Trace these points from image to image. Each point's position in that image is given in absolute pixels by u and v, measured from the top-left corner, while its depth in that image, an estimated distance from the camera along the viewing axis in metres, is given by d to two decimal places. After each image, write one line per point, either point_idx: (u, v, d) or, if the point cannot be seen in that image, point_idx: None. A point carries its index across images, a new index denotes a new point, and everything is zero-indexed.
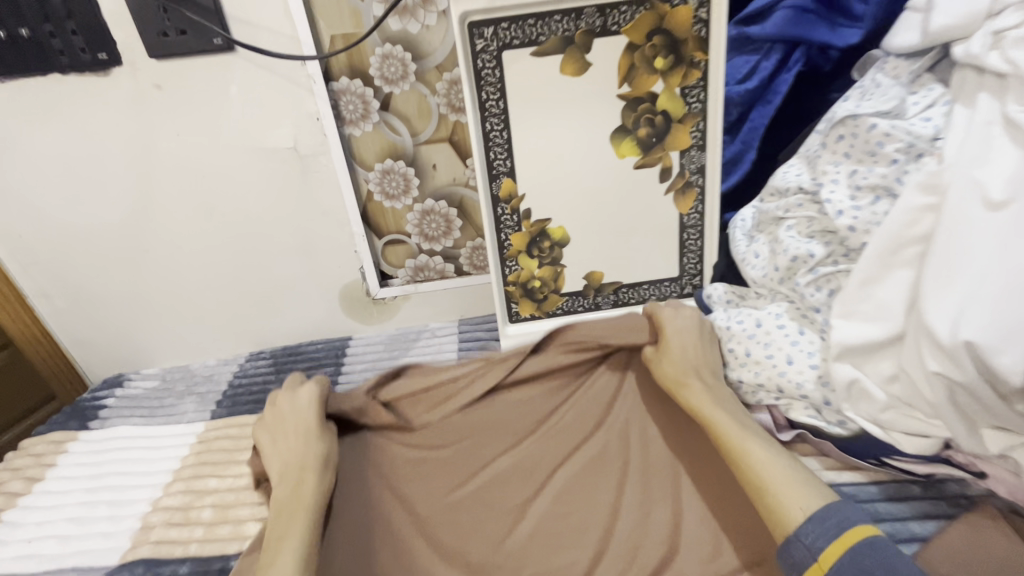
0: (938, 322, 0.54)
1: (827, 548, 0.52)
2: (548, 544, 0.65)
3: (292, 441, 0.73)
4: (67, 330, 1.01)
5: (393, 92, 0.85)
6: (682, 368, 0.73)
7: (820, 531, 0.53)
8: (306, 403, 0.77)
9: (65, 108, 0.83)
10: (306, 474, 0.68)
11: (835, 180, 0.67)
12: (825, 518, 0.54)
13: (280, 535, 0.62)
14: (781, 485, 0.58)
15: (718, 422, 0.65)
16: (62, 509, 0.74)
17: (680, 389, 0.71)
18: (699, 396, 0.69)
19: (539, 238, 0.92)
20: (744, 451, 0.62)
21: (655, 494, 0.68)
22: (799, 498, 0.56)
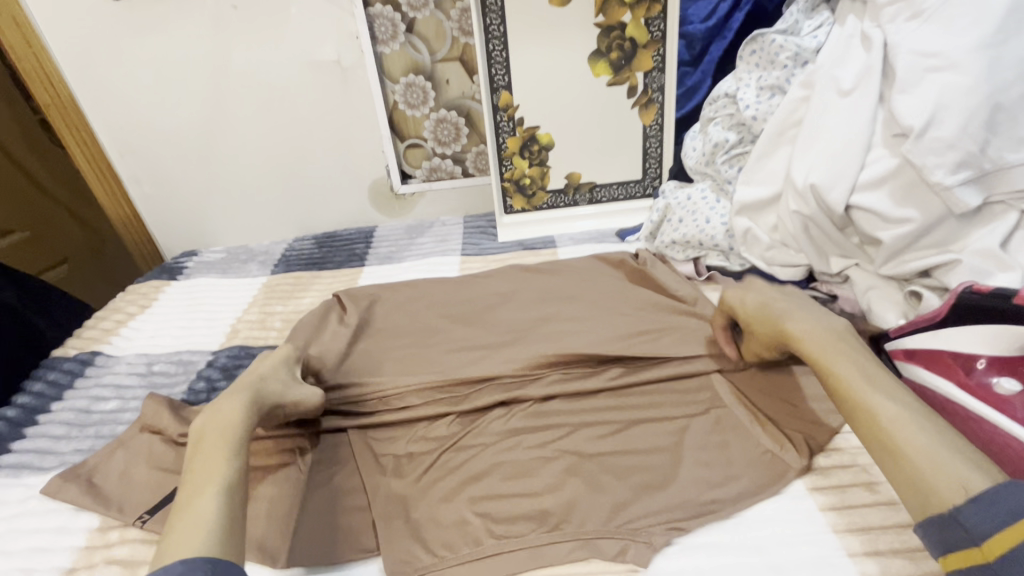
0: (797, 175, 0.78)
1: (995, 533, 0.41)
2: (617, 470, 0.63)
3: (240, 385, 0.69)
4: (151, 211, 1.27)
5: (416, 17, 1.07)
6: (781, 312, 0.67)
7: (980, 509, 0.42)
8: (273, 354, 0.74)
9: (161, 23, 1.06)
10: (228, 405, 0.64)
11: (748, 84, 0.90)
12: (996, 497, 0.42)
13: (198, 471, 0.57)
14: (923, 451, 0.48)
15: (839, 370, 0.58)
16: (171, 321, 1.00)
17: (788, 335, 0.64)
18: (806, 347, 0.62)
19: (530, 142, 1.15)
20: (866, 410, 0.53)
21: (728, 428, 0.66)
22: (936, 463, 0.47)
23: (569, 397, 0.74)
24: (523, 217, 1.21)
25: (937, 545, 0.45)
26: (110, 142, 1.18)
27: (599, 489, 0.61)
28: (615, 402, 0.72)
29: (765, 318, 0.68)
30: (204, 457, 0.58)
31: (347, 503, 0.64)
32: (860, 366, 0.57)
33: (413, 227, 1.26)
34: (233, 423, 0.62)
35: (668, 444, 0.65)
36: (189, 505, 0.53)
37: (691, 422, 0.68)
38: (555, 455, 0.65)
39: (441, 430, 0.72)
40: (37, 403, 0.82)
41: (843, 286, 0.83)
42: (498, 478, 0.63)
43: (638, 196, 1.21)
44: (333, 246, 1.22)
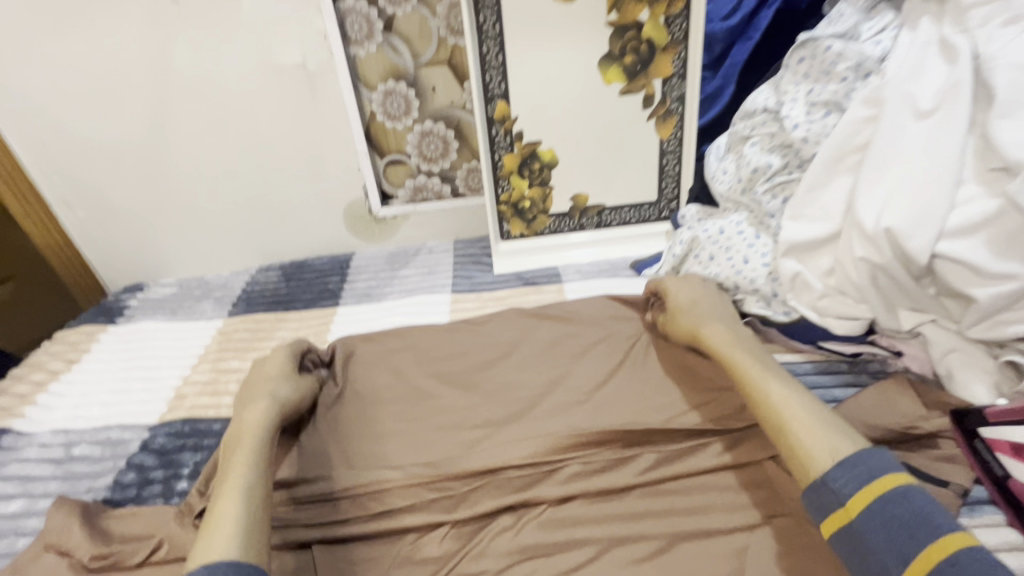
0: (866, 215, 0.64)
1: (857, 493, 0.47)
2: None
3: (260, 379, 0.70)
4: (87, 238, 1.09)
5: (396, 13, 0.91)
6: (699, 317, 0.71)
7: (847, 474, 0.49)
8: (273, 355, 0.73)
9: (87, 19, 0.88)
10: (254, 407, 0.64)
11: (794, 98, 0.75)
12: (856, 461, 0.49)
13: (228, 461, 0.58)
14: (805, 430, 0.54)
15: (740, 365, 0.63)
16: (102, 383, 0.83)
17: (702, 336, 0.69)
18: (716, 337, 0.67)
19: (530, 160, 1.00)
20: (762, 390, 0.59)
21: (794, 548, 0.53)
22: (817, 439, 0.53)
23: (590, 497, 0.60)
24: (522, 244, 1.05)
25: (815, 512, 0.50)
26: (33, 160, 1.00)
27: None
28: (651, 508, 0.58)
29: (683, 322, 0.72)
30: (228, 460, 0.58)
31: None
32: (758, 364, 0.63)
33: (395, 255, 1.10)
34: (261, 422, 0.62)
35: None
36: (221, 504, 0.52)
37: (750, 539, 0.54)
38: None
39: (432, 547, 0.58)
40: None
41: (909, 341, 0.70)
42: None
43: (652, 219, 1.06)
44: (303, 279, 1.06)
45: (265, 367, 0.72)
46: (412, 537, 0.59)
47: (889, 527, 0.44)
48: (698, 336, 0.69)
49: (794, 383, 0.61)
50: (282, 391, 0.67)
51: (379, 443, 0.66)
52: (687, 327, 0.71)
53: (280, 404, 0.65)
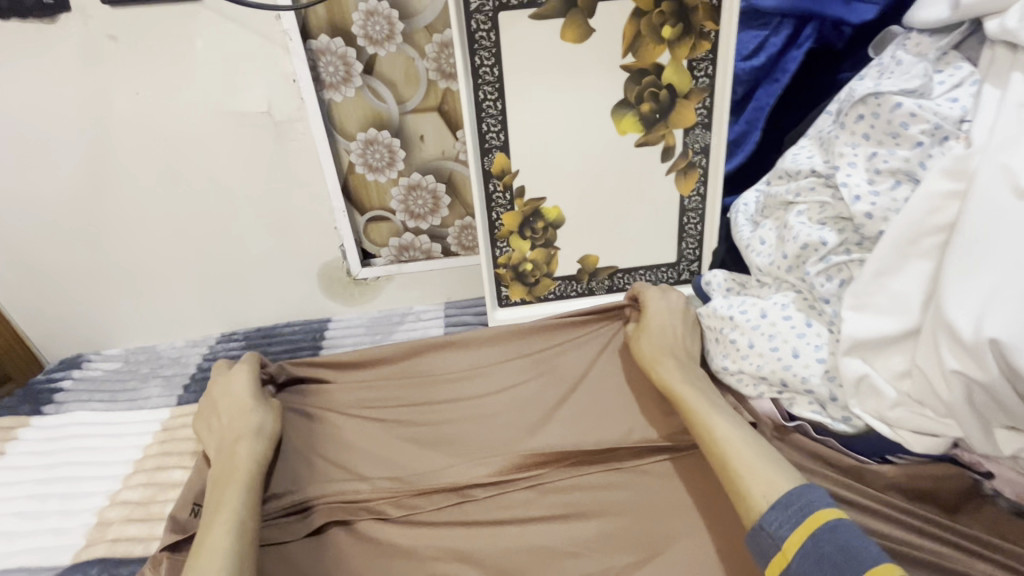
0: (961, 318, 0.51)
1: (791, 535, 0.50)
2: None
3: (226, 417, 0.70)
4: (18, 306, 0.94)
5: (378, 54, 0.78)
6: (658, 347, 0.72)
7: (780, 514, 0.51)
8: (239, 383, 0.73)
9: (9, 61, 0.74)
10: (239, 446, 0.66)
11: (852, 163, 0.63)
12: (787, 502, 0.52)
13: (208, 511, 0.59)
14: (743, 466, 0.57)
15: (689, 399, 0.65)
16: (14, 501, 0.69)
17: (656, 369, 0.70)
18: (672, 374, 0.69)
19: (532, 218, 0.87)
20: (708, 429, 0.61)
21: None
22: (755, 477, 0.55)
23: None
24: (523, 311, 0.92)
25: (758, 556, 0.52)
26: None
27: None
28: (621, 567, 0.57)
29: (642, 350, 0.73)
30: (215, 500, 0.60)
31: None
32: (706, 398, 0.65)
33: (377, 322, 0.96)
34: (245, 463, 0.64)
35: None
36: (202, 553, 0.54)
37: None
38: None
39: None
40: None
41: (1002, 461, 0.56)
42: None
43: (671, 282, 0.93)
44: (269, 353, 0.92)
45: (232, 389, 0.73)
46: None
47: (822, 565, 0.47)
48: (651, 367, 0.70)
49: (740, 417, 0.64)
50: (254, 418, 0.69)
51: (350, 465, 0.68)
52: (645, 355, 0.72)
53: (264, 444, 0.67)
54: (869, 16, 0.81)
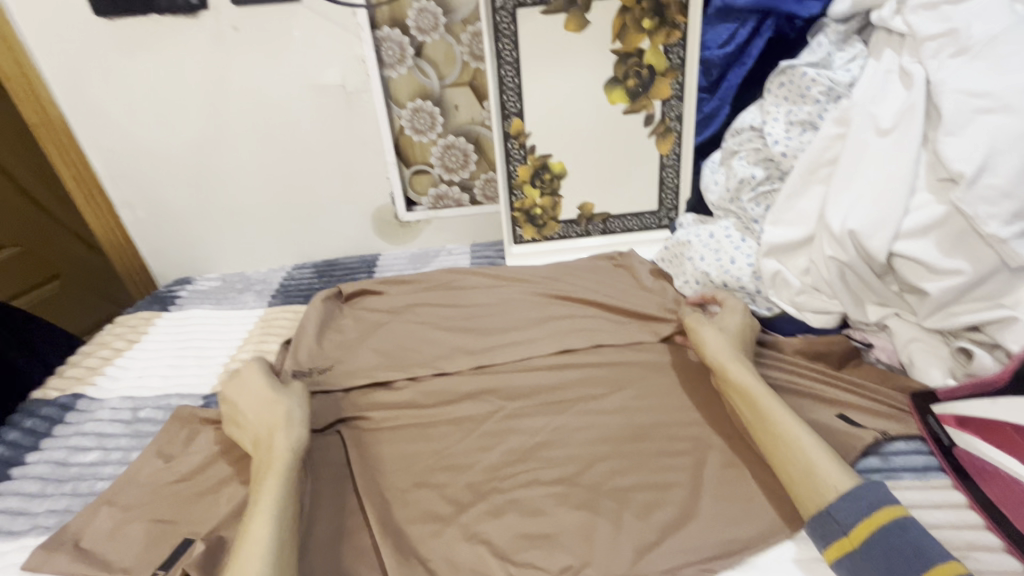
0: (834, 218, 0.73)
1: (858, 525, 0.54)
2: (616, 497, 0.63)
3: (256, 413, 0.71)
4: (144, 236, 1.22)
5: (425, 41, 1.03)
6: (732, 347, 0.74)
7: (848, 505, 0.55)
8: (252, 381, 0.75)
9: (158, 45, 1.01)
10: (276, 435, 0.67)
11: (775, 118, 0.85)
12: (859, 494, 0.55)
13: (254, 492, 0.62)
14: (822, 463, 0.59)
15: (766, 398, 0.66)
16: (161, 359, 0.94)
17: (728, 365, 0.72)
18: (747, 373, 0.70)
19: (541, 171, 1.10)
20: (787, 427, 0.63)
21: (748, 481, 0.63)
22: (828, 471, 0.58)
23: (586, 448, 0.69)
24: (534, 247, 1.16)
25: (818, 539, 0.55)
26: (103, 166, 1.13)
27: (620, 540, 0.58)
28: (595, 395, 0.77)
29: (713, 354, 0.74)
30: (257, 490, 0.61)
31: (352, 545, 0.61)
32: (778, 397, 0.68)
33: (417, 255, 1.20)
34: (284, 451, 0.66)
35: (686, 480, 0.64)
36: (246, 537, 0.56)
37: (705, 456, 0.67)
38: (572, 509, 0.62)
39: (424, 403, 0.78)
40: (9, 456, 0.76)
41: (879, 334, 0.78)
42: (512, 531, 0.60)
43: (653, 227, 1.16)
44: (334, 276, 1.16)
45: (244, 385, 0.75)
46: (414, 400, 0.79)
47: (889, 556, 0.51)
48: (723, 369, 0.72)
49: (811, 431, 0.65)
50: (269, 402, 0.71)
51: (395, 330, 0.92)
52: (717, 357, 0.73)
53: (299, 429, 0.69)
54: (817, 11, 0.94)
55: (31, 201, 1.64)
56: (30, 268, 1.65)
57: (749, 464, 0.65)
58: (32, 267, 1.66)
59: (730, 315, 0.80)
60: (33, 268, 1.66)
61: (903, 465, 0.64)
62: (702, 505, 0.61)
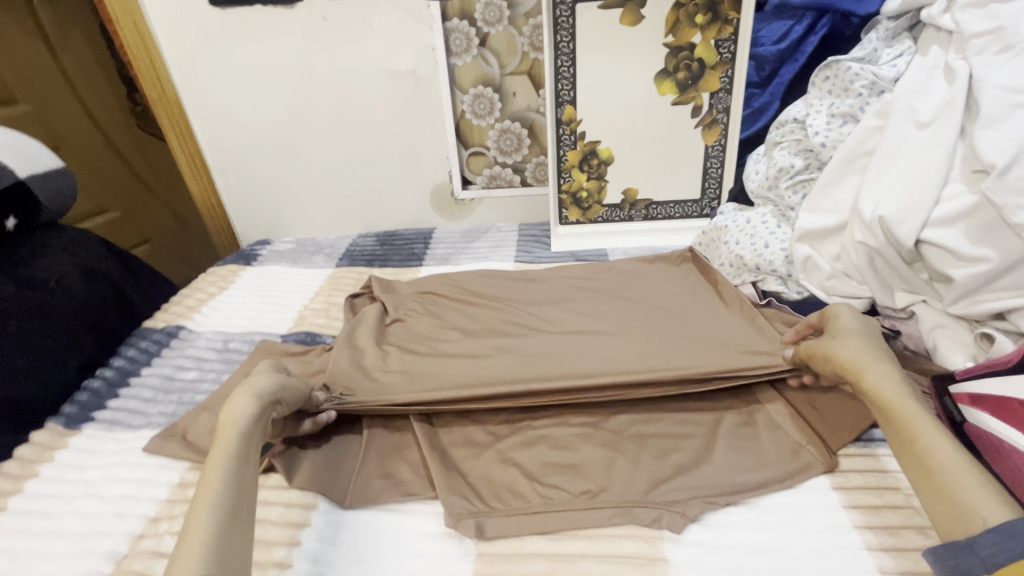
0: (865, 206, 0.77)
1: (1011, 563, 0.43)
2: (637, 441, 0.70)
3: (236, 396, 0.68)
4: (233, 201, 1.38)
5: (490, 32, 1.12)
6: (856, 346, 0.63)
7: (999, 540, 0.45)
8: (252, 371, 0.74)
9: (258, 32, 1.15)
10: (235, 399, 0.64)
11: (818, 111, 0.89)
12: (1012, 530, 0.45)
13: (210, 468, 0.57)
14: (969, 486, 0.50)
15: (901, 407, 0.56)
16: (246, 303, 1.09)
17: (855, 372, 0.60)
18: (882, 378, 0.59)
19: (589, 156, 1.17)
20: (926, 444, 0.53)
21: (761, 440, 0.69)
22: (982, 492, 0.49)
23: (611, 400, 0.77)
24: (578, 229, 1.23)
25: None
26: (203, 137, 1.30)
27: (637, 473, 0.65)
28: None
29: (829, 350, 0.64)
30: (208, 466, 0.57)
31: (404, 458, 0.72)
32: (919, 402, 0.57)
33: (470, 231, 1.30)
34: (242, 418, 0.61)
35: (701, 431, 0.71)
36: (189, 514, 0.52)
37: (722, 416, 0.73)
38: (595, 447, 0.69)
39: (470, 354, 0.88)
40: (129, 368, 0.92)
41: (907, 322, 0.80)
42: (541, 459, 0.68)
43: (694, 216, 1.21)
44: (394, 244, 1.28)
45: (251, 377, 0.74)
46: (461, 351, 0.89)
47: None
48: (857, 372, 0.60)
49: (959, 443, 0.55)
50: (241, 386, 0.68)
51: (416, 348, 0.88)
52: (844, 355, 0.62)
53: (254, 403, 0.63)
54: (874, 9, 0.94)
55: (128, 167, 1.86)
56: (127, 229, 1.88)
57: (761, 424, 0.71)
58: (129, 230, 1.88)
59: (836, 316, 0.69)
60: (129, 231, 1.88)
61: None
62: (715, 453, 0.68)
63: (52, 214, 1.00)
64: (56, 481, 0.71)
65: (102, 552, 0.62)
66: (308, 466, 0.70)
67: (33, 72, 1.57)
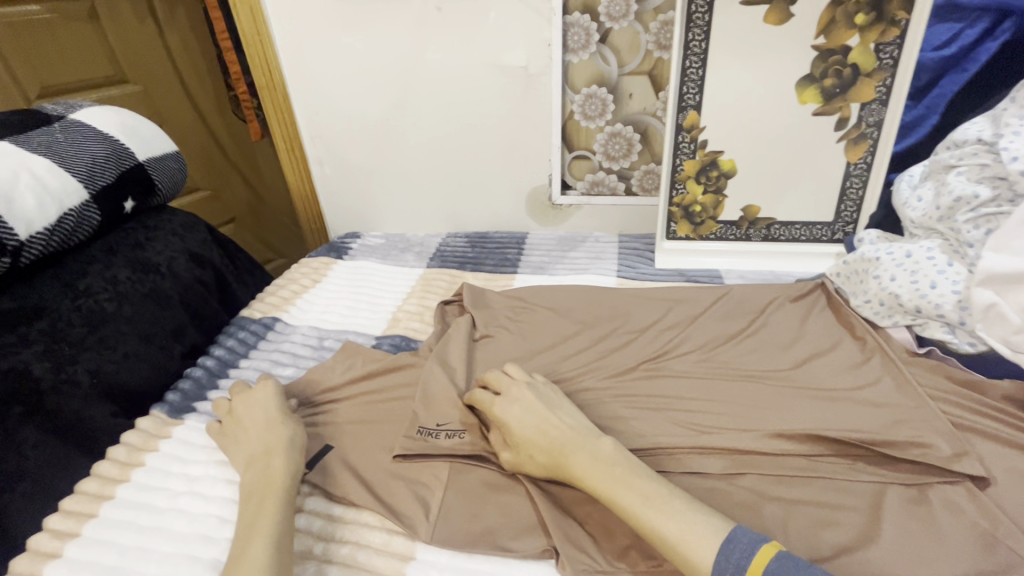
0: None
1: None
2: (784, 506, 0.61)
3: (254, 434, 0.69)
4: (326, 191, 1.37)
5: (613, 28, 1.04)
6: (545, 437, 0.63)
7: None
8: (263, 396, 0.74)
9: (371, 21, 1.12)
10: (273, 457, 0.65)
11: (1017, 132, 0.75)
12: (722, 560, 0.49)
13: (251, 517, 0.58)
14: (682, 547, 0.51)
15: (597, 485, 0.58)
16: (339, 299, 1.07)
17: (564, 467, 0.61)
18: (580, 463, 0.60)
19: (709, 167, 1.07)
20: (640, 519, 0.54)
21: (942, 521, 0.58)
22: (690, 534, 0.52)
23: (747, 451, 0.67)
24: (687, 245, 1.13)
25: None
26: (304, 126, 1.29)
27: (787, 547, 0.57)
28: (762, 399, 0.74)
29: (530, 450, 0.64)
30: (253, 513, 0.59)
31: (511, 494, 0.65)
32: (627, 473, 0.58)
33: (565, 239, 1.22)
34: (287, 469, 0.63)
35: (861, 504, 0.61)
36: (240, 562, 0.53)
37: (886, 487, 0.62)
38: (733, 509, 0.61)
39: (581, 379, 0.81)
40: (228, 358, 0.92)
41: None
42: None
43: (824, 240, 1.08)
44: (486, 247, 1.23)
45: (249, 403, 0.74)
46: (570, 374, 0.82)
47: None
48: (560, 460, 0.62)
49: (681, 498, 0.56)
50: (273, 425, 0.69)
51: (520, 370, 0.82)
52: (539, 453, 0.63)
53: (297, 456, 0.66)
54: None
55: (220, 148, 1.91)
56: (210, 208, 1.91)
57: (937, 504, 0.60)
58: (212, 209, 1.92)
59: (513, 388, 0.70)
60: (212, 211, 1.92)
61: None
62: (882, 533, 0.57)
63: (165, 197, 1.01)
64: (160, 472, 0.70)
65: (205, 559, 0.60)
66: (414, 495, 0.66)
67: (144, 55, 1.64)
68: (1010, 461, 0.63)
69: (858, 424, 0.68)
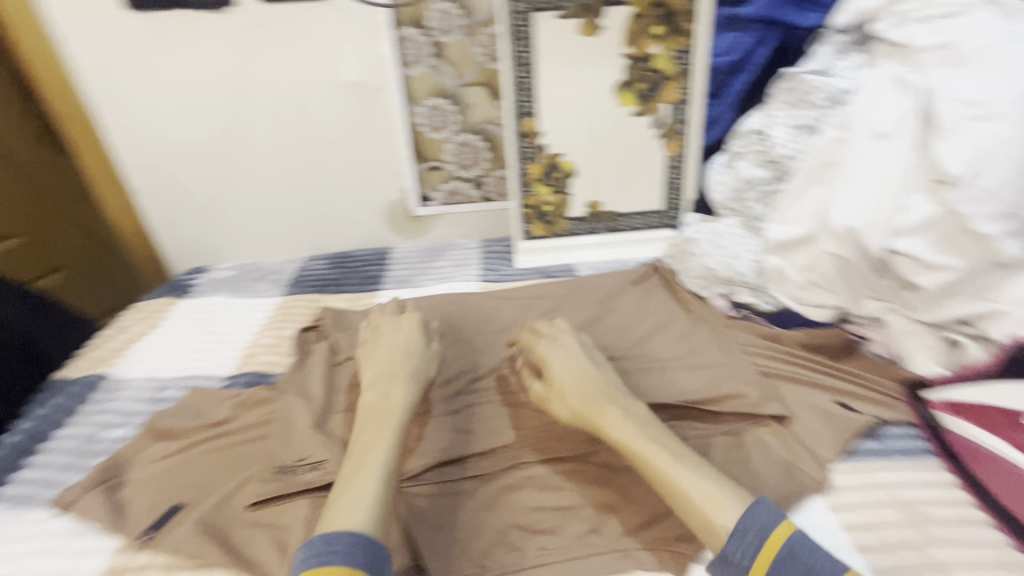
0: (834, 216, 0.78)
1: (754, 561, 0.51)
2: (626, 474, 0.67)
3: (395, 357, 0.74)
4: (161, 224, 1.24)
5: (446, 41, 1.06)
6: (583, 397, 0.67)
7: (739, 544, 0.52)
8: (405, 329, 0.78)
9: (184, 40, 1.04)
10: (395, 383, 0.69)
11: (781, 123, 0.91)
12: (746, 529, 0.52)
13: (361, 448, 0.61)
14: (703, 499, 0.55)
15: (639, 448, 0.61)
16: (181, 342, 0.97)
17: (602, 429, 0.64)
18: (618, 426, 0.63)
19: (552, 169, 1.14)
20: (674, 479, 0.57)
21: (754, 460, 0.68)
22: (718, 498, 0.55)
23: None
24: (543, 244, 1.19)
25: None
26: (123, 156, 1.15)
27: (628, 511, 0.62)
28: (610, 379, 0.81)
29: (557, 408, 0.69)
30: (365, 440, 0.62)
31: None
32: (653, 434, 0.62)
33: (430, 250, 1.23)
34: (403, 400, 0.67)
35: None
36: (349, 488, 0.56)
37: (709, 440, 0.71)
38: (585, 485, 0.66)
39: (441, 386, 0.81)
40: (41, 429, 0.79)
41: (875, 329, 0.81)
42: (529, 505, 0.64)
43: (658, 226, 1.20)
44: (348, 266, 1.19)
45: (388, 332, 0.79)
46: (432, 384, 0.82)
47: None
48: (598, 423, 0.65)
49: (700, 460, 0.60)
50: (411, 353, 0.75)
51: (444, 359, 0.85)
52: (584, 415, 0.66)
53: (415, 386, 0.70)
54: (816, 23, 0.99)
55: (31, 186, 1.63)
56: (25, 258, 1.63)
57: (749, 447, 0.70)
58: (26, 259, 1.63)
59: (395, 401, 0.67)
60: (28, 260, 1.64)
61: (898, 448, 0.69)
62: None
63: None
64: None
65: None
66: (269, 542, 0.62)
67: None
68: (802, 398, 0.75)
69: (686, 388, 0.77)
